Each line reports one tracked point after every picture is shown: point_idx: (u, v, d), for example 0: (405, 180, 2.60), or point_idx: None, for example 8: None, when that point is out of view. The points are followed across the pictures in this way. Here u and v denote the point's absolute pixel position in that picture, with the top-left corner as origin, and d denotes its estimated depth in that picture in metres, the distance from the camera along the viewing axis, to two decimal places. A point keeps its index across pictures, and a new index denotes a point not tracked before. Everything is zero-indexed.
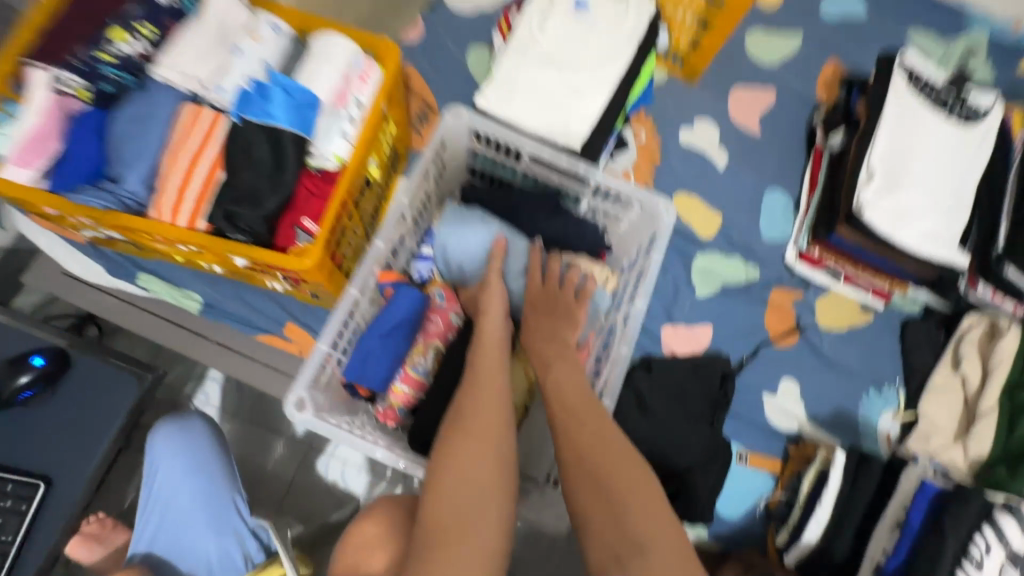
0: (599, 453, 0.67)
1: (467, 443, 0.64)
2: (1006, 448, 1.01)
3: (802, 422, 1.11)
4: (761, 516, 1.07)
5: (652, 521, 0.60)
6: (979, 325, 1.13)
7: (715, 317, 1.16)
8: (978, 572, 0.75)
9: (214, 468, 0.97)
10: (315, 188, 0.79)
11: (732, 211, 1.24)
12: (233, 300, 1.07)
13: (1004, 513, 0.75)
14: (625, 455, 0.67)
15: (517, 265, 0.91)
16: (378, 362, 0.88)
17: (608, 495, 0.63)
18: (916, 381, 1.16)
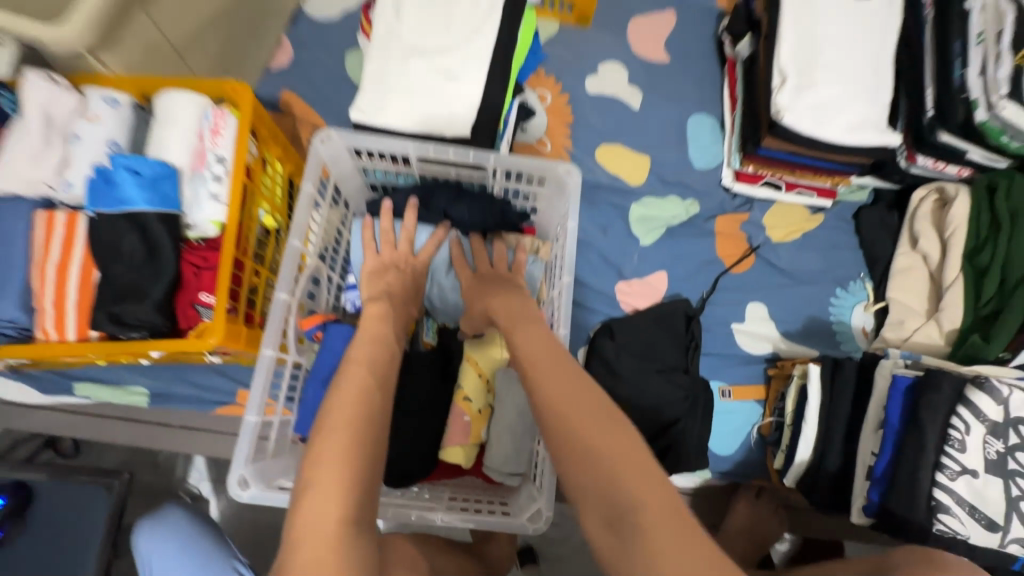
0: (572, 408, 0.55)
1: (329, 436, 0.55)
2: (978, 312, 0.99)
3: (776, 342, 1.10)
4: (757, 443, 1.07)
5: (632, 479, 0.50)
6: (930, 196, 1.09)
7: (666, 261, 1.13)
8: (963, 454, 0.73)
9: (202, 545, 0.99)
10: (203, 259, 0.75)
11: (658, 148, 1.19)
12: (179, 384, 1.04)
13: (976, 390, 0.74)
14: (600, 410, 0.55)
15: (442, 263, 0.92)
16: None
17: (581, 465, 0.52)
18: (880, 269, 1.14)
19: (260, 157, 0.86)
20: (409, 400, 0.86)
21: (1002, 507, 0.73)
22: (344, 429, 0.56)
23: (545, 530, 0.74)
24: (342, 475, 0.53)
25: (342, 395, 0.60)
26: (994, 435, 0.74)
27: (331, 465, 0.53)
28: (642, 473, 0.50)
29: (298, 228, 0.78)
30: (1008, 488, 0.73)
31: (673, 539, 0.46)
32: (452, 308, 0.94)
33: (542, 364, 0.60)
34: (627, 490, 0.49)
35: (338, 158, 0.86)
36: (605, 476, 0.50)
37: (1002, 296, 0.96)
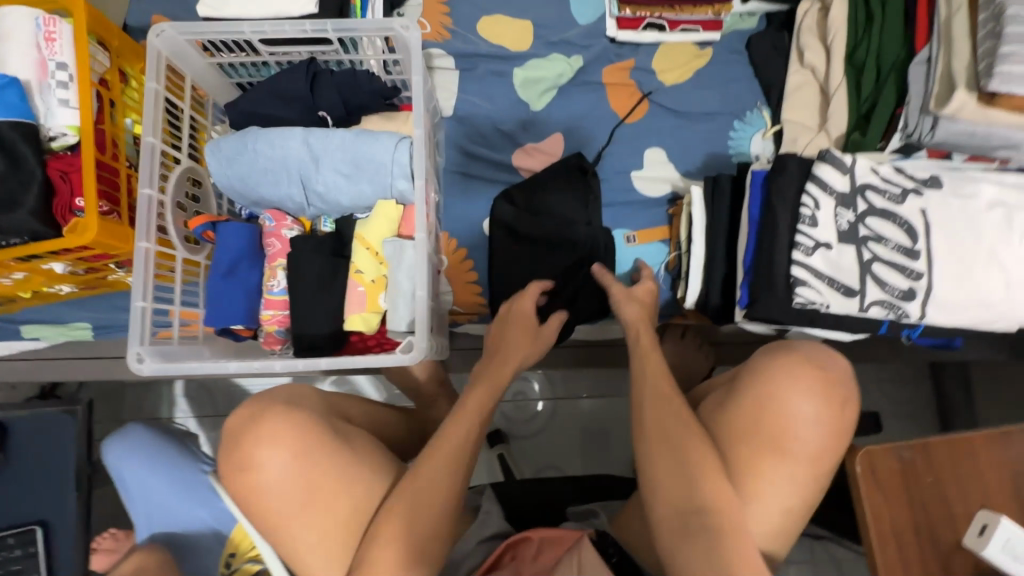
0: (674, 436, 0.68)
1: (436, 455, 0.73)
2: (859, 112, 0.98)
3: (675, 182, 1.11)
4: (667, 281, 1.10)
5: (658, 414, 0.71)
6: (813, 7, 1.07)
7: (560, 122, 1.13)
8: (815, 229, 0.76)
9: (169, 452, 1.05)
10: (69, 166, 0.79)
11: (539, 9, 1.16)
12: (116, 313, 1.11)
13: (819, 164, 0.77)
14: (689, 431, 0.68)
15: (315, 168, 0.89)
16: (232, 301, 0.89)
17: (646, 416, 0.72)
18: (775, 94, 1.12)
19: (115, 68, 0.87)
20: (307, 282, 0.88)
21: (855, 273, 0.76)
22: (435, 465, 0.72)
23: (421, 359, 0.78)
24: (434, 492, 0.70)
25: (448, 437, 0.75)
26: (844, 206, 0.76)
27: (417, 487, 0.70)
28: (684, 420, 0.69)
29: (151, 125, 0.78)
30: (860, 254, 0.76)
31: (711, 490, 0.63)
32: (338, 207, 0.92)
33: (647, 329, 0.89)
34: (663, 435, 0.69)
35: (184, 55, 0.84)
36: (655, 419, 0.71)
37: (877, 88, 0.95)
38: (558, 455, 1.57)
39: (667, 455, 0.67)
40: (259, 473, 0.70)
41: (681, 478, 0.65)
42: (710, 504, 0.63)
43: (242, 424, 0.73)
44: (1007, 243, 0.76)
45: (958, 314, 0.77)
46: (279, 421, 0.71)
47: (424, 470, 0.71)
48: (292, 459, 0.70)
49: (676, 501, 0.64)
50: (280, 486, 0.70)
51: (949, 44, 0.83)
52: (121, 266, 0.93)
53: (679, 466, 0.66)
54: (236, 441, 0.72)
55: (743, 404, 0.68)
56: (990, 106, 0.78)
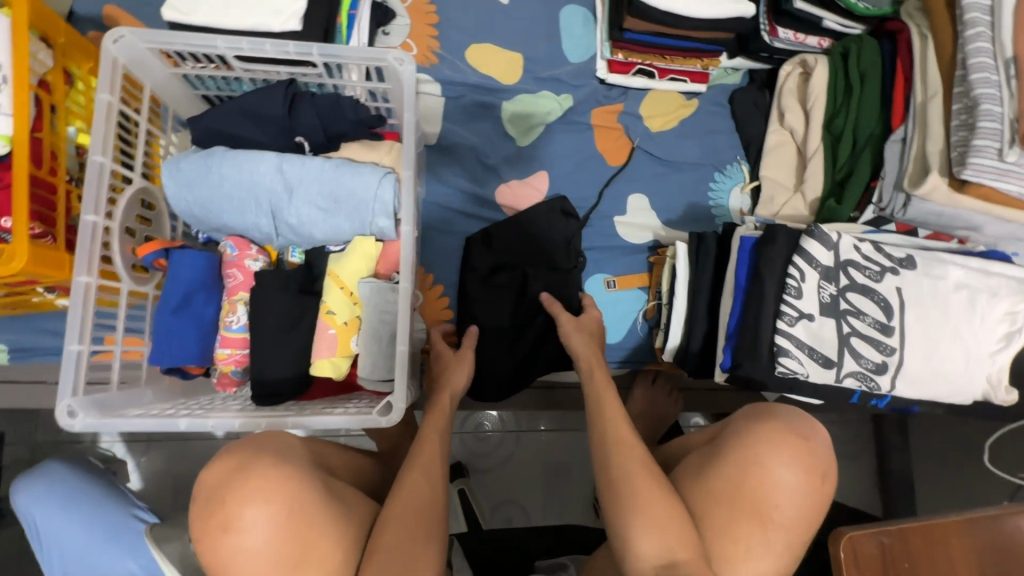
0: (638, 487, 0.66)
1: (408, 487, 0.68)
2: (834, 178, 1.01)
3: (657, 230, 1.11)
4: (643, 328, 1.10)
5: (624, 473, 0.68)
6: (795, 71, 1.10)
7: (545, 161, 1.11)
8: (799, 300, 0.77)
9: (95, 499, 0.91)
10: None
11: (530, 43, 1.14)
12: (39, 336, 0.97)
13: (807, 238, 0.78)
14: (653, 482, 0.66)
15: (284, 196, 0.82)
16: (183, 338, 0.80)
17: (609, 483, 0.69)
18: (755, 150, 1.14)
19: (60, 68, 0.77)
20: (270, 321, 0.81)
21: (835, 346, 0.78)
22: (410, 499, 0.67)
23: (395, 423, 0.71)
24: (415, 533, 0.64)
25: (415, 469, 0.71)
26: (827, 280, 0.78)
27: (397, 525, 0.64)
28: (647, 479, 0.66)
29: (100, 142, 0.69)
30: (839, 328, 0.78)
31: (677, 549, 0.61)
32: (310, 238, 0.85)
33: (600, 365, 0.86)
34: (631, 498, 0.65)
35: (143, 63, 0.75)
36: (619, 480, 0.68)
37: (853, 157, 0.99)
38: (518, 490, 1.54)
39: (638, 523, 0.63)
40: (235, 538, 0.56)
41: (652, 549, 0.62)
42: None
43: (221, 481, 0.59)
44: (969, 324, 0.80)
45: (922, 388, 0.81)
46: (261, 476, 0.58)
47: (399, 505, 0.66)
48: (277, 523, 0.57)
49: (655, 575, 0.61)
50: (257, 557, 0.57)
51: (924, 127, 0.87)
52: (50, 290, 0.82)
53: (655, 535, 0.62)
54: (209, 501, 0.58)
55: (724, 473, 0.65)
56: (960, 191, 0.82)
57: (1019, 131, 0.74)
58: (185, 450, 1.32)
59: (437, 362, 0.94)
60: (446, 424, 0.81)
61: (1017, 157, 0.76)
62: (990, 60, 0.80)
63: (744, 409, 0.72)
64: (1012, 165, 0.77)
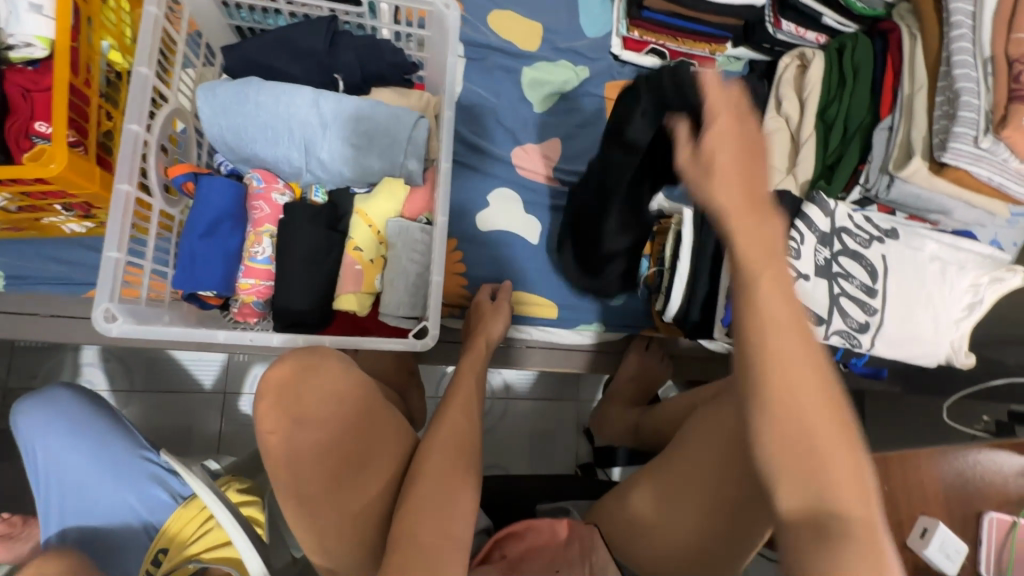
0: (799, 382, 0.42)
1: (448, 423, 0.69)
2: (824, 163, 1.08)
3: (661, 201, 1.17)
4: (644, 294, 1.15)
5: (796, 363, 0.43)
6: (793, 63, 1.16)
7: (558, 128, 1.15)
8: (798, 261, 0.85)
9: (101, 428, 0.89)
10: (32, 83, 0.67)
11: (551, 13, 1.18)
12: (38, 263, 0.94)
13: (808, 205, 0.86)
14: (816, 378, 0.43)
15: (317, 131, 0.83)
16: (208, 263, 0.80)
17: (748, 350, 0.43)
18: None
19: None
20: (296, 251, 0.81)
21: (827, 305, 0.85)
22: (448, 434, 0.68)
23: (427, 348, 0.76)
24: (455, 466, 0.64)
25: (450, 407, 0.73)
26: (823, 244, 0.86)
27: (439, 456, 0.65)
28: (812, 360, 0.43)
29: (144, 54, 0.69)
30: (831, 288, 0.86)
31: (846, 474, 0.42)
32: (338, 177, 0.87)
33: None
34: (792, 391, 0.42)
35: None
36: (770, 350, 0.43)
37: (844, 143, 1.07)
38: (503, 455, 1.57)
39: (800, 427, 0.42)
40: (296, 434, 0.59)
41: (815, 469, 0.42)
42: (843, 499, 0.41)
43: (287, 382, 0.59)
44: (941, 293, 0.90)
45: (898, 348, 0.90)
46: (326, 379, 0.61)
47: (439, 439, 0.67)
48: (341, 423, 0.61)
49: (799, 494, 0.42)
50: (312, 457, 0.59)
51: (909, 117, 0.96)
52: (67, 209, 0.81)
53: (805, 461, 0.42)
54: (284, 398, 0.59)
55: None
56: (939, 173, 0.93)
57: (994, 121, 0.85)
58: (173, 398, 1.30)
59: (473, 313, 0.98)
60: (479, 366, 0.85)
61: (990, 143, 0.86)
62: (971, 58, 0.90)
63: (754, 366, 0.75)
64: (985, 152, 0.87)
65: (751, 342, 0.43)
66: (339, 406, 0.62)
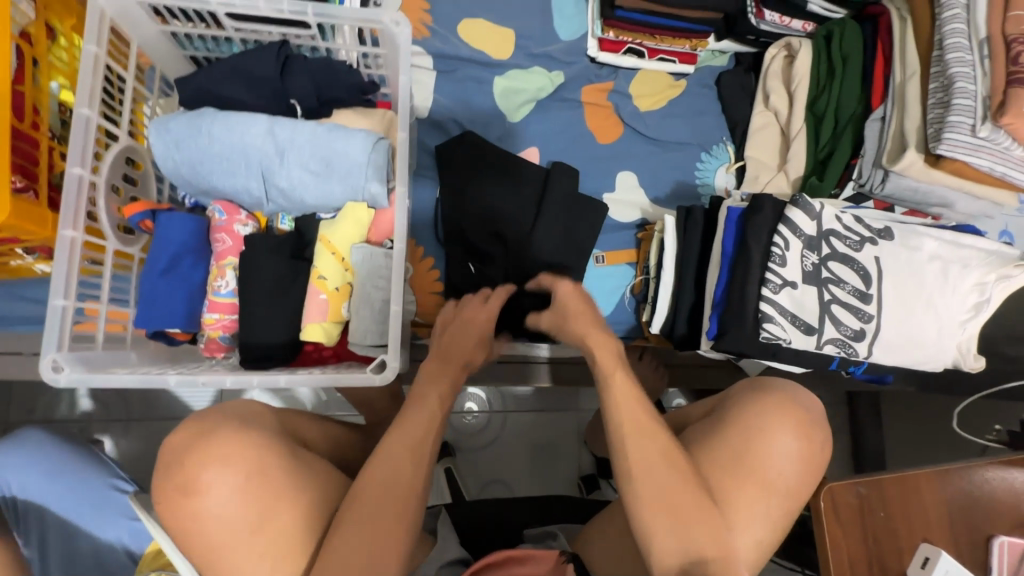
0: (648, 465, 0.63)
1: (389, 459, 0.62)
2: (816, 158, 1.03)
3: (645, 207, 1.12)
4: (631, 304, 1.11)
5: (641, 452, 0.64)
6: (779, 53, 1.11)
7: (535, 138, 1.11)
8: (783, 268, 0.80)
9: (74, 463, 0.89)
10: None
11: (523, 18, 1.14)
12: (12, 304, 0.94)
13: (791, 208, 0.81)
14: (664, 453, 0.63)
15: (273, 159, 0.81)
16: (171, 301, 0.79)
17: (623, 450, 0.65)
18: (740, 131, 1.16)
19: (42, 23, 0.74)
20: (258, 284, 0.80)
21: (817, 313, 0.80)
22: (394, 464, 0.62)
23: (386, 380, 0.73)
24: (395, 509, 0.59)
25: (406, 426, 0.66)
26: (809, 249, 0.81)
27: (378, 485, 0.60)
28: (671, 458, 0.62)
29: (86, 94, 0.68)
30: (821, 295, 0.81)
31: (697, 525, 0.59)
32: (298, 204, 0.85)
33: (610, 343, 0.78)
34: (656, 485, 0.61)
35: (130, 16, 0.73)
36: (634, 455, 0.64)
37: (835, 137, 1.01)
38: (504, 469, 1.54)
39: (654, 497, 0.61)
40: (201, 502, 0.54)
41: (669, 527, 0.60)
42: (705, 551, 0.59)
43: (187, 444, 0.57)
44: (942, 293, 0.84)
45: (897, 354, 0.84)
46: (237, 441, 0.56)
47: (379, 460, 0.62)
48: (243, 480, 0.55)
49: (675, 553, 0.59)
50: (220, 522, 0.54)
51: (902, 106, 0.90)
52: (31, 252, 0.81)
53: (677, 521, 0.60)
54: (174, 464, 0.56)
55: (729, 438, 0.65)
56: (935, 167, 0.85)
57: (991, 108, 0.78)
58: (167, 427, 1.29)
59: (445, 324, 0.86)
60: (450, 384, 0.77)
61: (988, 132, 0.79)
62: (965, 40, 0.83)
63: (741, 383, 0.73)
64: (984, 141, 0.81)
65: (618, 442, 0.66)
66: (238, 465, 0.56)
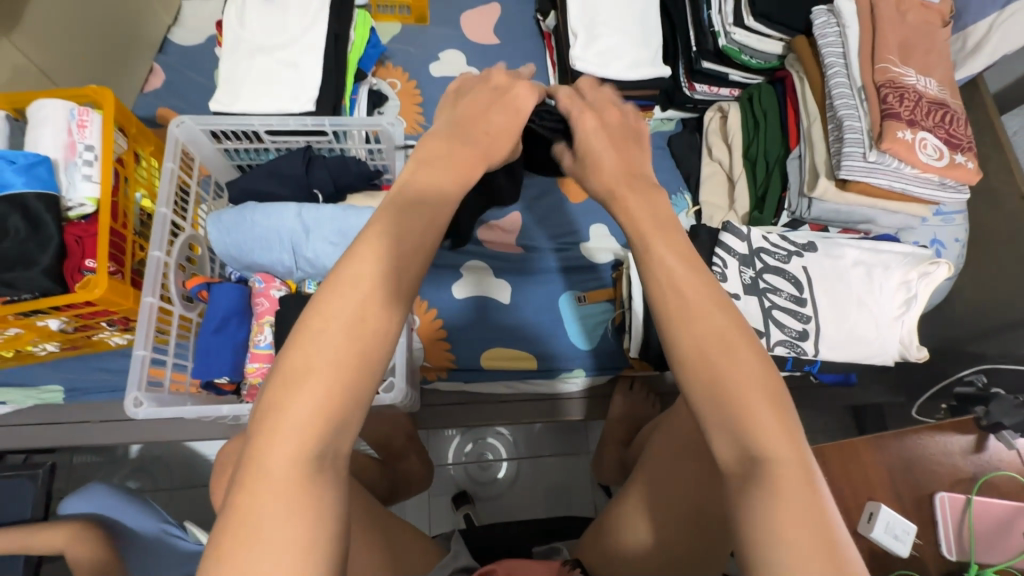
0: (712, 344, 0.47)
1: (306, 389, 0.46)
2: (756, 195, 1.21)
3: (617, 251, 1.29)
4: (614, 334, 1.24)
5: (713, 339, 0.47)
6: (715, 115, 1.32)
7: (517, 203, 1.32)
8: (726, 283, 0.94)
9: (127, 512, 1.05)
10: (84, 231, 0.89)
11: None
12: (90, 374, 1.13)
13: (723, 233, 0.98)
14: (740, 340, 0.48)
15: (301, 235, 1.01)
16: (220, 354, 0.97)
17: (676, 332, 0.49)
18: (693, 181, 1.32)
19: (131, 151, 1.00)
20: (291, 336, 0.98)
21: (761, 318, 0.94)
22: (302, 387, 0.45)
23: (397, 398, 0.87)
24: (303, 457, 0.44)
25: (306, 332, 0.47)
26: (745, 265, 0.96)
27: (309, 378, 0.46)
28: (753, 346, 0.48)
29: (165, 198, 0.91)
30: (762, 303, 0.94)
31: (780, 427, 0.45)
32: (321, 269, 1.04)
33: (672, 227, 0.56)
34: (718, 358, 0.47)
35: (196, 141, 0.99)
36: (704, 335, 0.48)
37: (768, 175, 1.19)
38: (522, 514, 1.59)
39: (721, 386, 0.46)
40: None
41: (727, 419, 0.45)
42: (774, 451, 0.44)
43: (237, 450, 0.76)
44: (871, 293, 0.96)
45: (842, 350, 0.95)
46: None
47: (281, 389, 0.45)
48: None
49: (731, 444, 0.45)
50: None
51: (812, 145, 1.09)
52: (111, 325, 1.00)
53: (712, 382, 0.46)
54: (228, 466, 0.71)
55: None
56: (845, 189, 1.02)
57: (873, 137, 0.96)
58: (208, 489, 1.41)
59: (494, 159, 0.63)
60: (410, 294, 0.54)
61: (876, 156, 0.97)
62: (847, 89, 1.03)
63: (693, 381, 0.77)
64: (876, 164, 0.98)
65: (693, 362, 0.48)
66: None
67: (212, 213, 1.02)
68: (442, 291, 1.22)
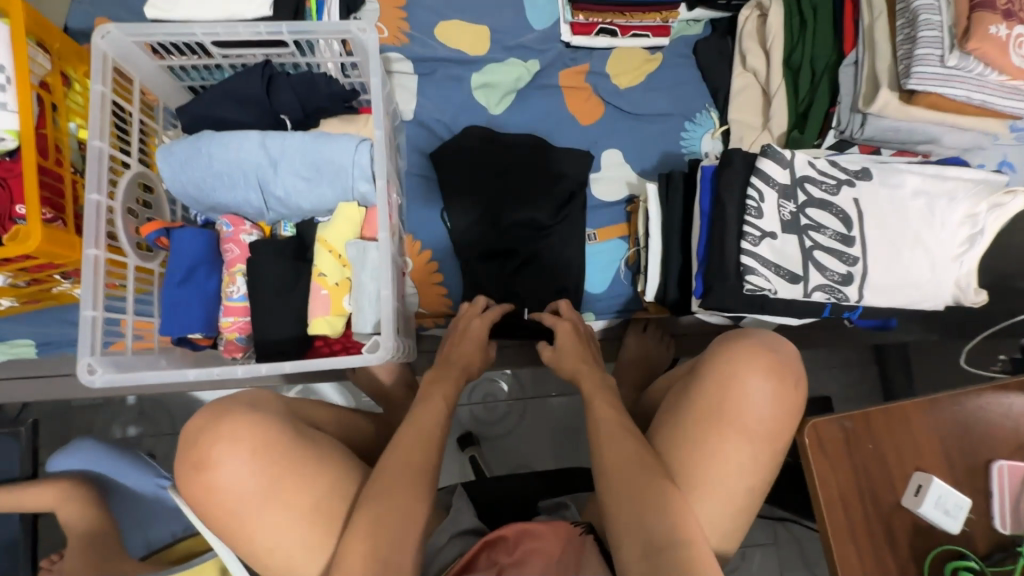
0: (623, 471, 0.65)
1: (392, 466, 0.66)
2: (797, 111, 1.03)
3: (631, 180, 1.14)
4: (627, 276, 1.12)
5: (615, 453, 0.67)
6: (753, 13, 1.11)
7: (519, 126, 1.15)
8: (760, 219, 0.81)
9: (118, 465, 1.00)
10: (8, 171, 0.76)
11: (495, 15, 1.18)
12: (62, 327, 1.04)
13: (762, 159, 0.82)
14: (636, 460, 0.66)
15: (268, 171, 0.88)
16: (190, 308, 0.87)
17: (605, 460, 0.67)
18: (722, 96, 1.16)
19: (58, 71, 0.84)
20: (266, 286, 0.87)
21: (800, 260, 0.81)
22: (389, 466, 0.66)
23: (382, 358, 0.78)
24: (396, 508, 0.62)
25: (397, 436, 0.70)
26: (785, 198, 0.82)
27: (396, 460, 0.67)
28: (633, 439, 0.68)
29: (98, 130, 0.77)
30: (802, 242, 0.81)
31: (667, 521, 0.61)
32: (296, 209, 0.92)
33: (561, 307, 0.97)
34: (625, 469, 0.65)
35: (130, 56, 0.82)
36: (610, 440, 0.69)
37: (812, 89, 1.01)
38: (529, 453, 1.58)
39: (625, 490, 0.64)
40: (226, 478, 0.59)
41: (632, 517, 0.62)
42: (664, 538, 0.60)
43: (195, 428, 0.62)
44: (930, 228, 0.83)
45: (889, 295, 0.83)
46: (238, 422, 0.61)
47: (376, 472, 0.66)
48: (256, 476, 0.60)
49: (638, 537, 0.62)
50: (234, 492, 0.59)
51: (872, 47, 0.90)
52: (67, 277, 0.90)
53: (624, 496, 0.64)
54: (186, 447, 0.61)
55: (707, 393, 0.68)
56: (910, 103, 0.85)
57: (957, 35, 0.78)
58: None
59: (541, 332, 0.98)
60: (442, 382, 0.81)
61: (958, 60, 0.79)
62: None
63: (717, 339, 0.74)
64: (955, 70, 0.80)
65: (619, 486, 0.65)
66: (252, 457, 0.60)
67: (164, 146, 0.88)
68: (436, 229, 1.10)
